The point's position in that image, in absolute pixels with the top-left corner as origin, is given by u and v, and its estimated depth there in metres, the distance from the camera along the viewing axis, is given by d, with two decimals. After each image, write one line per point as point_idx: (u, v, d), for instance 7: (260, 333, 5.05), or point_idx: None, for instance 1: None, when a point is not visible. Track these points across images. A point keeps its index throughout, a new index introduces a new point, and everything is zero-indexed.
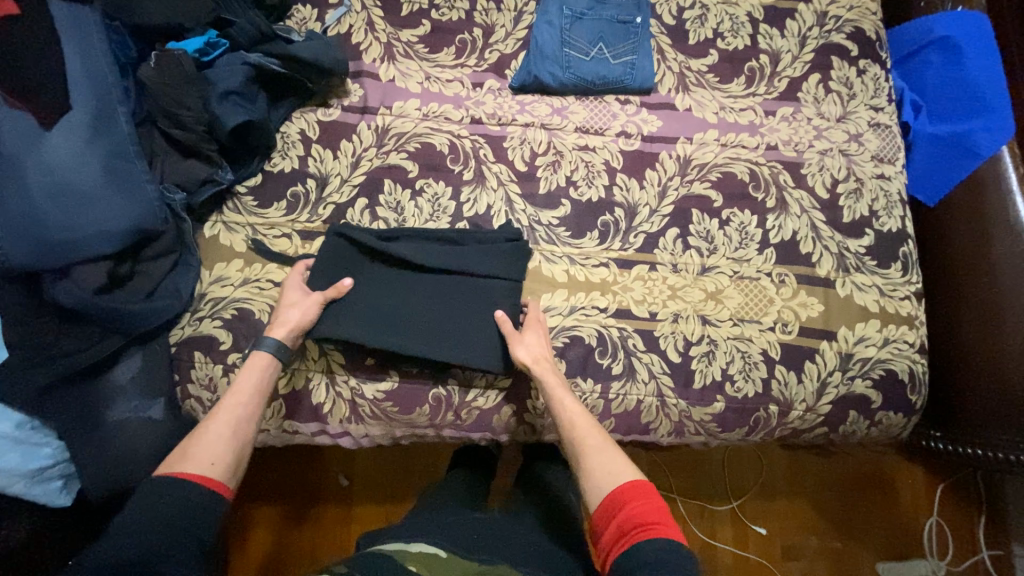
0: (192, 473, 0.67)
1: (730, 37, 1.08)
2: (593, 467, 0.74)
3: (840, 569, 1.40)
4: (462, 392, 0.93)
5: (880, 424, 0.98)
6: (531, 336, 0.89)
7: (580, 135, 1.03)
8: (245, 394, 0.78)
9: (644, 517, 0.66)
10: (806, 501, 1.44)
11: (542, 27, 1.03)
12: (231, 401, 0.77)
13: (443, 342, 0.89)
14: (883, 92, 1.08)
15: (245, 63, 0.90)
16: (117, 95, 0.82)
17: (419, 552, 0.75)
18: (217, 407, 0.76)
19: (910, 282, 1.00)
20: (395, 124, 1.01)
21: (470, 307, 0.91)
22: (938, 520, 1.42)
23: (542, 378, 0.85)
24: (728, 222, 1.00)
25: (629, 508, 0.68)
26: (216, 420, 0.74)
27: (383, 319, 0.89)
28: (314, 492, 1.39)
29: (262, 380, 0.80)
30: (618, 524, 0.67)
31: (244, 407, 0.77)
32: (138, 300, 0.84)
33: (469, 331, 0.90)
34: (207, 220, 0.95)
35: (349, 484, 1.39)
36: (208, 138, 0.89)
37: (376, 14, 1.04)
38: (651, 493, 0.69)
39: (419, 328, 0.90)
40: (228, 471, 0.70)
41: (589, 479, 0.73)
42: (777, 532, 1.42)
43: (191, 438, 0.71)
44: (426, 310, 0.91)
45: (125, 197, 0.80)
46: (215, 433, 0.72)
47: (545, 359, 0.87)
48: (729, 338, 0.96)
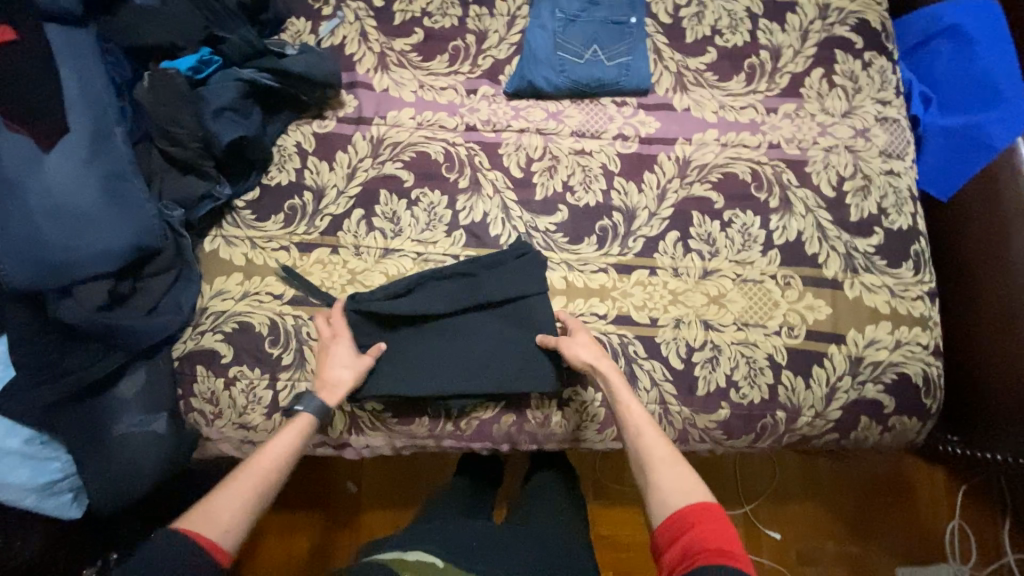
0: (203, 534, 0.64)
1: (729, 34, 1.05)
2: (662, 480, 0.71)
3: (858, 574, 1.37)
4: (460, 403, 0.92)
5: (894, 429, 0.95)
6: (583, 338, 0.88)
7: (576, 139, 1.01)
8: (283, 451, 0.75)
9: (711, 543, 0.63)
10: (822, 505, 1.40)
11: (535, 31, 1.02)
12: (260, 458, 0.73)
13: (475, 375, 0.89)
14: (891, 84, 1.04)
15: (239, 79, 0.90)
16: (114, 116, 0.83)
17: (415, 560, 0.76)
18: (248, 460, 0.73)
19: (923, 281, 0.97)
20: (390, 134, 1.01)
21: (498, 336, 0.92)
22: (960, 523, 1.37)
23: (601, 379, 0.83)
24: (729, 224, 0.97)
25: (695, 532, 0.65)
26: (243, 475, 0.71)
27: (401, 373, 0.89)
28: (323, 500, 1.40)
29: (299, 439, 0.78)
30: (682, 547, 0.64)
31: (277, 465, 0.74)
32: (140, 316, 0.85)
33: (500, 359, 0.90)
34: (207, 234, 0.96)
35: (358, 490, 1.40)
36: (204, 155, 0.89)
37: (369, 24, 1.04)
38: (722, 521, 0.65)
39: (462, 368, 0.90)
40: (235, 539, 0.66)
41: (659, 490, 0.70)
42: (792, 537, 1.38)
43: (218, 488, 0.69)
44: (454, 350, 0.91)
45: (124, 216, 0.81)
46: (242, 490, 0.69)
47: (605, 361, 0.85)
48: (733, 342, 0.93)
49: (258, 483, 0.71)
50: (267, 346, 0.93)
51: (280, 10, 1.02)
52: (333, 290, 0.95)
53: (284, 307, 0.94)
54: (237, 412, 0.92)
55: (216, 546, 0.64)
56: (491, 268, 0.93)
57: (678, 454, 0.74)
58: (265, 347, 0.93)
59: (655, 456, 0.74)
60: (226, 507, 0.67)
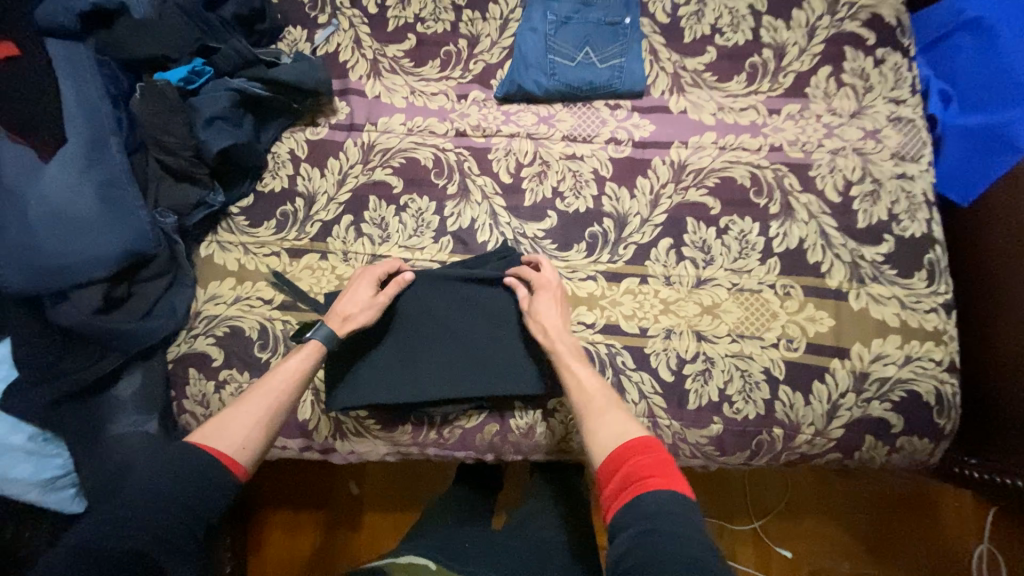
0: (219, 449, 0.70)
1: (730, 32, 1.01)
2: (596, 428, 0.73)
3: None
4: (440, 410, 0.91)
5: (903, 450, 0.89)
6: (542, 305, 0.87)
7: (567, 144, 0.99)
8: (289, 372, 0.81)
9: (645, 471, 0.65)
10: (837, 523, 1.33)
11: (526, 34, 1.00)
12: (267, 382, 0.80)
13: (463, 375, 0.89)
14: (906, 82, 0.98)
15: (229, 89, 0.92)
16: (111, 127, 0.86)
17: (405, 562, 0.80)
18: (254, 387, 0.80)
19: (938, 293, 0.90)
20: (380, 140, 1.01)
21: (484, 334, 0.91)
22: (990, 548, 1.28)
23: (548, 344, 0.84)
24: (726, 231, 0.93)
25: (629, 464, 0.67)
26: (252, 399, 0.78)
27: (386, 377, 0.89)
28: (326, 499, 1.41)
29: (306, 360, 0.83)
30: (620, 478, 0.66)
31: (285, 386, 0.80)
32: (136, 320, 0.89)
33: (486, 358, 0.90)
34: (203, 240, 0.99)
35: (361, 491, 1.41)
36: (197, 163, 0.91)
37: (363, 31, 1.05)
38: (652, 449, 0.68)
39: (445, 369, 0.89)
40: (250, 454, 0.73)
41: (593, 439, 0.73)
42: (804, 556, 1.32)
43: (226, 413, 0.75)
44: (438, 353, 0.90)
45: (117, 223, 0.84)
46: (249, 411, 0.76)
47: (554, 332, 0.85)
48: (727, 355, 0.89)
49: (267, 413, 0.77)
50: (256, 350, 0.94)
51: (277, 20, 1.04)
52: (321, 297, 0.96)
53: (274, 311, 0.96)
54: None
55: (230, 459, 0.71)
56: (468, 269, 0.93)
57: (616, 406, 0.76)
58: (254, 351, 0.94)
59: (592, 406, 0.77)
60: (237, 427, 0.74)
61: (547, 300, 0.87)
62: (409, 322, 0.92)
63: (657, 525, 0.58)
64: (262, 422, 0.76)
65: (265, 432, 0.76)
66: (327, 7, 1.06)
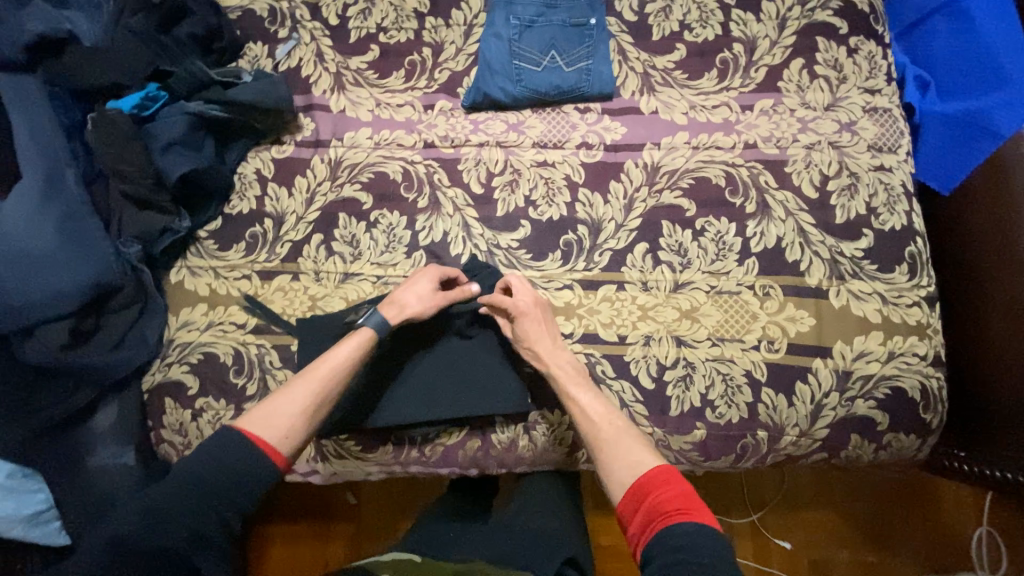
0: (261, 438, 0.71)
1: (699, 28, 0.99)
2: (613, 459, 0.73)
3: None
4: (419, 431, 0.89)
5: (890, 447, 0.87)
6: (534, 329, 0.85)
7: (538, 151, 0.97)
8: (339, 359, 0.79)
9: (670, 503, 0.65)
10: (835, 512, 1.32)
11: (490, 40, 0.98)
12: (319, 368, 0.78)
13: (450, 400, 0.88)
14: (880, 71, 0.96)
15: (186, 113, 0.90)
16: (66, 159, 0.84)
17: (392, 557, 0.77)
18: (303, 373, 0.78)
19: (919, 287, 0.89)
20: (347, 155, 0.99)
21: (463, 356, 0.91)
22: (991, 531, 1.27)
23: (546, 370, 0.83)
24: (702, 233, 0.92)
25: (653, 497, 0.66)
26: (297, 386, 0.76)
27: (366, 405, 0.88)
28: (325, 510, 1.38)
29: (357, 348, 0.81)
30: (645, 509, 0.66)
31: (335, 373, 0.79)
32: (106, 352, 0.87)
33: (469, 380, 0.89)
34: (173, 266, 0.97)
35: (358, 501, 1.38)
36: (159, 190, 0.90)
37: (325, 44, 1.03)
38: (674, 479, 0.68)
39: (428, 392, 0.88)
40: (291, 444, 0.73)
41: (610, 470, 0.72)
42: (803, 546, 1.30)
43: (270, 399, 0.75)
44: (420, 375, 0.90)
45: (80, 257, 0.82)
46: (298, 398, 0.75)
47: (551, 355, 0.84)
48: (708, 359, 0.88)
49: (311, 405, 0.76)
50: (232, 377, 0.92)
51: (236, 37, 1.01)
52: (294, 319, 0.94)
53: (247, 336, 0.93)
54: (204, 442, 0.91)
55: (272, 449, 0.71)
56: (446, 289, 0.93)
57: (629, 431, 0.76)
58: (229, 377, 0.92)
59: (604, 436, 0.75)
60: (282, 415, 0.73)
61: (536, 323, 0.85)
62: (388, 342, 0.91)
63: (688, 558, 0.58)
64: (306, 413, 0.75)
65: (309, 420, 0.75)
66: (288, 21, 1.04)
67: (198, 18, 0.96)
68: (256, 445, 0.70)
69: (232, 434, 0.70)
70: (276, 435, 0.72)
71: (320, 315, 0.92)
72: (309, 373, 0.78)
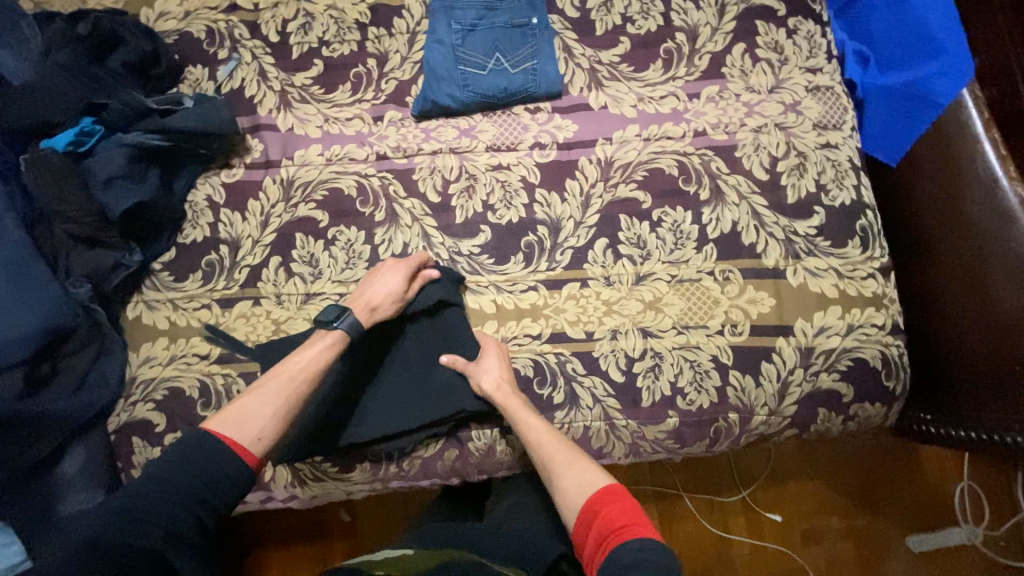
0: (234, 439, 0.69)
1: (641, 20, 0.99)
2: (568, 482, 0.73)
3: (868, 550, 1.29)
4: (392, 444, 0.88)
5: (857, 417, 0.89)
6: (490, 360, 0.85)
7: (492, 154, 0.97)
8: (312, 361, 0.79)
9: (621, 519, 0.66)
10: (822, 481, 1.33)
11: (433, 48, 0.97)
12: (288, 370, 0.78)
13: (416, 409, 0.87)
14: (820, 50, 0.97)
15: (124, 145, 0.88)
16: (3, 203, 0.82)
17: (387, 557, 0.73)
18: (275, 372, 0.77)
19: (872, 259, 0.91)
20: (299, 174, 0.97)
21: (422, 364, 0.90)
22: (971, 485, 1.30)
23: (502, 401, 0.82)
24: (660, 223, 0.93)
25: (602, 515, 0.67)
26: (267, 388, 0.75)
27: (326, 425, 0.85)
28: (318, 532, 1.25)
29: (329, 350, 0.80)
30: (597, 527, 0.67)
31: (311, 373, 0.78)
32: (65, 397, 0.84)
33: (431, 389, 0.88)
34: (129, 301, 0.94)
35: (353, 519, 1.25)
36: (104, 226, 0.88)
37: (267, 62, 1.01)
38: (622, 496, 0.69)
39: (398, 403, 0.87)
40: (265, 445, 0.71)
41: (564, 496, 0.72)
42: (794, 517, 1.31)
43: (242, 401, 0.73)
44: (387, 384, 0.88)
45: (27, 303, 0.80)
46: (271, 398, 0.74)
47: (507, 384, 0.83)
48: (675, 348, 0.89)
49: (284, 405, 0.75)
50: (199, 410, 0.89)
51: (175, 62, 0.99)
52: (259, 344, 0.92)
53: (212, 366, 0.91)
54: None
55: (244, 449, 0.69)
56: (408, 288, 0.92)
57: (583, 456, 0.76)
58: (197, 411, 0.89)
59: (559, 461, 0.75)
60: (254, 416, 0.72)
61: (493, 357, 0.86)
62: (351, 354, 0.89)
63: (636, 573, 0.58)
64: (280, 413, 0.74)
65: (285, 418, 0.74)
66: (226, 42, 1.01)
67: (131, 45, 0.94)
68: (229, 445, 0.68)
69: (204, 435, 0.68)
70: (249, 436, 0.70)
71: (283, 337, 0.91)
72: (281, 373, 0.77)
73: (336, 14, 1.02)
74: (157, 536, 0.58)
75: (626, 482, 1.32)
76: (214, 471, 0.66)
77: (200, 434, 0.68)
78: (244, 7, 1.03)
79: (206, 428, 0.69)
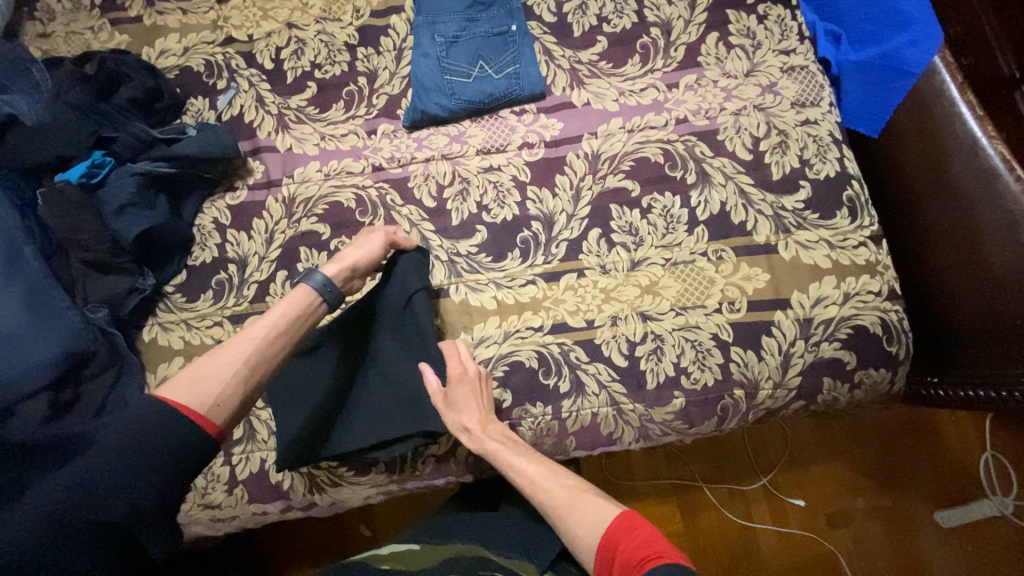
0: (189, 408, 0.65)
1: (616, 19, 1.03)
2: (575, 522, 0.73)
3: (896, 528, 1.27)
4: (387, 451, 0.87)
5: (863, 384, 0.90)
6: (461, 401, 0.84)
7: (483, 157, 1.00)
8: (278, 324, 0.77)
9: (641, 549, 0.65)
10: (842, 461, 1.32)
11: (420, 61, 1.02)
12: (254, 334, 0.75)
13: (396, 417, 0.87)
14: (792, 32, 1.01)
15: (134, 174, 0.93)
16: (23, 237, 0.87)
17: (391, 551, 0.78)
18: (235, 338, 0.74)
19: (863, 227, 0.92)
20: (300, 191, 1.01)
21: (399, 370, 0.89)
22: (995, 455, 1.28)
23: (477, 445, 0.82)
24: (650, 210, 0.95)
25: (623, 549, 0.67)
26: (231, 350, 0.73)
27: (312, 436, 0.86)
28: (338, 549, 1.25)
29: (296, 313, 0.80)
30: (619, 561, 0.66)
31: (275, 334, 0.76)
32: (86, 419, 0.85)
33: (411, 395, 0.88)
34: (144, 325, 0.98)
35: (373, 533, 1.25)
36: (118, 253, 0.92)
37: (263, 88, 1.06)
38: (638, 528, 0.68)
39: (389, 414, 0.87)
40: (224, 412, 0.68)
41: (577, 538, 0.72)
42: (817, 501, 1.30)
43: (199, 365, 0.70)
44: (374, 399, 0.88)
45: (49, 331, 0.84)
46: (234, 362, 0.72)
47: (478, 427, 0.82)
48: (675, 329, 0.90)
49: (248, 370, 0.72)
50: None
51: (177, 95, 1.04)
52: None
53: None
54: (199, 493, 0.91)
55: (199, 415, 0.66)
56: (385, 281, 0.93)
57: (583, 489, 0.76)
58: None
59: (559, 498, 0.76)
60: (213, 381, 0.69)
61: (464, 393, 0.84)
62: (343, 358, 0.90)
63: None
64: (242, 378, 0.72)
65: (246, 384, 0.72)
66: (225, 72, 1.07)
67: (136, 82, 1.00)
68: (184, 414, 0.64)
69: (154, 404, 0.64)
70: (206, 403, 0.67)
71: None
72: (246, 338, 0.74)
73: (326, 38, 1.07)
74: (119, 511, 0.59)
75: (644, 475, 1.32)
76: (174, 448, 0.62)
77: (150, 402, 0.64)
78: (239, 39, 1.08)
79: (156, 396, 0.65)
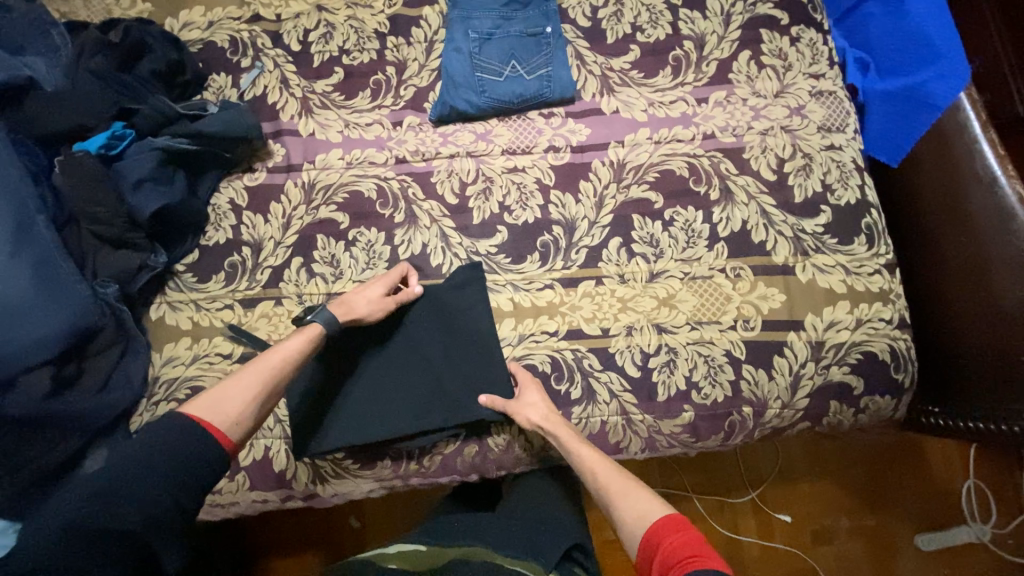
0: (212, 425, 0.66)
1: (650, 29, 1.03)
2: (624, 510, 0.73)
3: (877, 548, 1.30)
4: (413, 443, 0.89)
5: (868, 410, 0.91)
6: (532, 395, 0.86)
7: (507, 158, 1.00)
8: (292, 351, 0.78)
9: (683, 550, 0.64)
10: (833, 481, 1.34)
11: (451, 55, 1.01)
12: (271, 357, 0.76)
13: (440, 411, 0.88)
14: (822, 56, 1.01)
15: (154, 148, 0.91)
16: (35, 205, 0.84)
17: (397, 550, 0.78)
18: (251, 363, 0.75)
19: (878, 255, 0.94)
20: (320, 178, 1.00)
21: (447, 365, 0.91)
22: (978, 483, 1.32)
23: (552, 439, 0.84)
24: (671, 223, 0.96)
25: (665, 546, 0.66)
26: (248, 373, 0.74)
27: (353, 425, 0.88)
28: (326, 537, 1.24)
29: (309, 343, 0.80)
30: (660, 558, 0.65)
31: (291, 360, 0.77)
32: (90, 395, 0.84)
33: (455, 391, 0.89)
34: (152, 303, 0.96)
35: (361, 524, 1.25)
36: (133, 228, 0.90)
37: (288, 70, 1.04)
38: (683, 527, 0.67)
39: (429, 407, 0.89)
40: (242, 430, 0.70)
41: (621, 524, 0.73)
42: (803, 517, 1.32)
43: (220, 385, 0.71)
44: (416, 391, 0.90)
45: (57, 304, 0.82)
46: (253, 382, 0.73)
47: (553, 418, 0.84)
48: (688, 343, 0.91)
49: (265, 391, 0.73)
50: None
51: (199, 70, 1.02)
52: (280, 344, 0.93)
53: (234, 366, 0.92)
54: None
55: (223, 434, 0.67)
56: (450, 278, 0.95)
57: (639, 484, 0.76)
58: None
59: (612, 490, 0.76)
60: (234, 400, 0.70)
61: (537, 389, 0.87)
62: (391, 349, 0.92)
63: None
64: (259, 399, 0.72)
65: (263, 404, 0.73)
66: (250, 50, 1.05)
67: (160, 54, 0.97)
68: (208, 430, 0.66)
69: (179, 419, 0.65)
70: (228, 422, 0.68)
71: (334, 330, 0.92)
72: (265, 360, 0.76)
73: (356, 24, 1.05)
74: (136, 520, 0.58)
75: None
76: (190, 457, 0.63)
77: (174, 417, 0.65)
78: (267, 18, 1.06)
79: (180, 411, 0.66)
